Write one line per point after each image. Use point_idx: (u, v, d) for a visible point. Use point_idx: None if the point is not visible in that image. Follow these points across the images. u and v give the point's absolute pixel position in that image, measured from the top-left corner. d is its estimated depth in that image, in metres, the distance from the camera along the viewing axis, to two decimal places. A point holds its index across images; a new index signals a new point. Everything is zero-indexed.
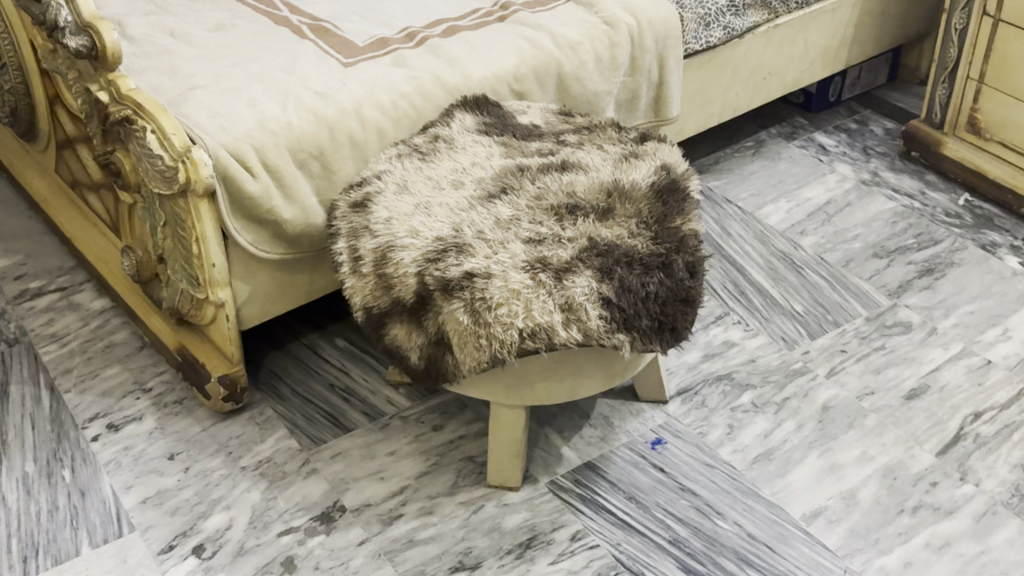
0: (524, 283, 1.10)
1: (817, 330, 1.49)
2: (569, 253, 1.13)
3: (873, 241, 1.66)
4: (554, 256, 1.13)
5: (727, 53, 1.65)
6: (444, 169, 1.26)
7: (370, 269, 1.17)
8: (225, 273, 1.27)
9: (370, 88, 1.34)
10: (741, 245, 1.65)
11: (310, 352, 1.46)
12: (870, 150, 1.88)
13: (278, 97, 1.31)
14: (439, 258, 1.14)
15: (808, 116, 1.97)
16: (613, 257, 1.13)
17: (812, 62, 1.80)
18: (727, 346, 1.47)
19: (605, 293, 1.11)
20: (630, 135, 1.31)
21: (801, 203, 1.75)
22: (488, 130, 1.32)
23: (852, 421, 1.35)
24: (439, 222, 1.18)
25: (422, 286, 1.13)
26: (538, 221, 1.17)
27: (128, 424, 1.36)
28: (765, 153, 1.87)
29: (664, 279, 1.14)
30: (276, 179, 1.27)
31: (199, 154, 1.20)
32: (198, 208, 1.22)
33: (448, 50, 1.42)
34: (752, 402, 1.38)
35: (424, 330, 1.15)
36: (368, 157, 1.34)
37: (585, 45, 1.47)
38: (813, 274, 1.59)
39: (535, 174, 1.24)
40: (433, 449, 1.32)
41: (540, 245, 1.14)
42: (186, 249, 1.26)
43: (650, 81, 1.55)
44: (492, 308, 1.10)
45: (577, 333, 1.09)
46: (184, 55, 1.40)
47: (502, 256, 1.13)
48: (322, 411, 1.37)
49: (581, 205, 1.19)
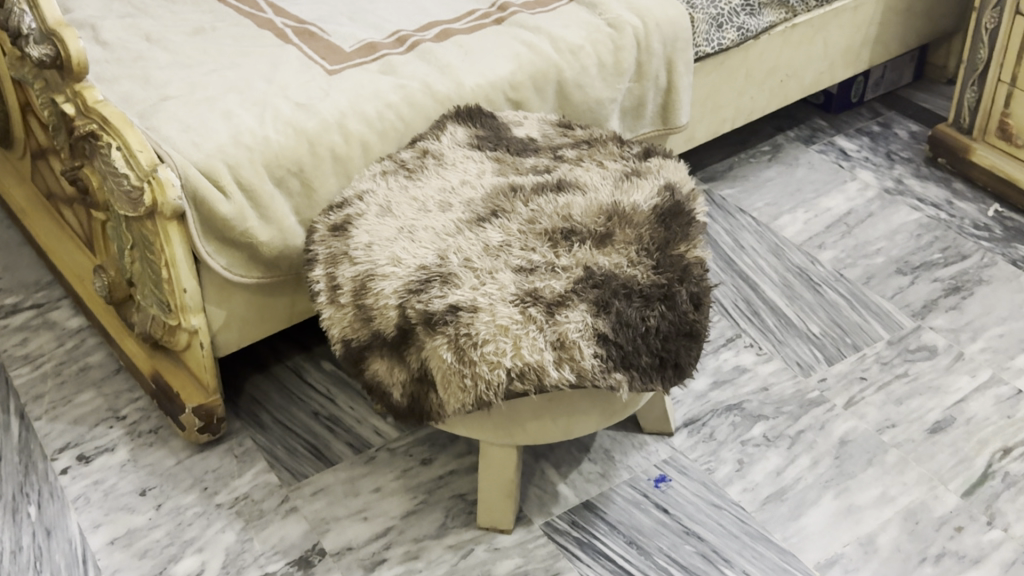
0: (514, 318, 1.02)
1: (834, 354, 1.40)
2: (563, 285, 1.04)
3: (896, 256, 1.56)
4: (547, 288, 1.04)
5: (742, 55, 1.55)
6: (432, 188, 1.17)
7: (349, 299, 1.08)
8: (197, 299, 1.19)
9: (354, 98, 1.26)
10: (754, 260, 1.56)
11: (295, 377, 1.38)
12: (894, 155, 1.78)
13: (255, 110, 1.22)
14: (422, 288, 1.05)
15: (828, 118, 1.87)
16: (610, 289, 1.04)
17: (833, 62, 1.70)
18: (738, 372, 1.37)
19: (601, 329, 1.02)
20: (634, 150, 1.22)
21: (819, 213, 1.65)
22: (480, 144, 1.23)
23: (872, 457, 1.26)
24: (424, 249, 1.09)
25: (404, 320, 1.05)
26: (529, 247, 1.08)
27: (99, 456, 1.28)
28: (782, 158, 1.77)
29: (667, 312, 1.05)
30: (252, 198, 1.18)
31: (166, 172, 1.11)
32: (167, 230, 1.14)
33: (440, 56, 1.33)
34: (763, 435, 1.29)
35: (406, 365, 1.06)
36: (352, 173, 1.25)
37: (587, 49, 1.38)
38: (832, 293, 1.50)
39: (528, 195, 1.15)
40: (421, 485, 1.24)
41: (531, 275, 1.06)
42: (156, 273, 1.18)
43: (658, 86, 1.46)
44: (478, 345, 1.01)
45: (570, 374, 1.00)
46: (160, 62, 1.32)
47: (490, 287, 1.04)
48: (304, 442, 1.29)
49: (578, 230, 1.10)
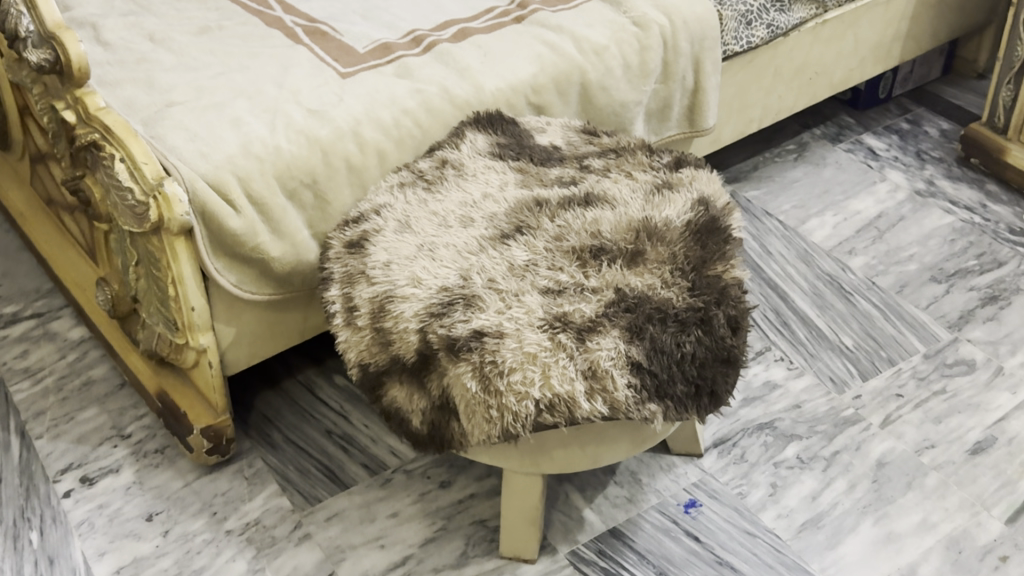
0: (542, 345, 0.96)
1: (869, 369, 1.34)
2: (594, 308, 0.99)
3: (930, 262, 1.50)
4: (577, 311, 0.98)
5: (770, 53, 1.49)
6: (453, 202, 1.11)
7: (366, 322, 1.03)
8: (206, 317, 1.13)
9: (369, 105, 1.19)
10: (782, 266, 1.50)
11: (307, 392, 1.33)
12: (925, 154, 1.71)
13: (265, 118, 1.16)
14: (445, 312, 0.99)
15: (855, 115, 1.81)
16: (643, 313, 0.98)
17: (863, 59, 1.63)
18: (769, 388, 1.32)
19: (635, 356, 0.96)
20: (664, 160, 1.16)
21: (848, 217, 1.59)
22: (502, 154, 1.17)
23: (911, 480, 1.20)
24: (445, 268, 1.03)
25: (425, 345, 0.99)
26: (557, 267, 1.03)
27: (104, 477, 1.23)
28: (808, 157, 1.71)
29: (703, 337, 0.99)
30: (263, 212, 1.12)
31: (172, 186, 1.06)
32: (174, 246, 1.08)
33: (459, 58, 1.27)
34: (797, 457, 1.23)
35: (427, 392, 1.01)
36: (367, 184, 1.19)
37: (612, 50, 1.31)
38: (864, 303, 1.44)
39: (554, 210, 1.09)
40: (440, 511, 1.18)
41: (559, 297, 1.00)
42: (162, 290, 1.12)
43: (684, 87, 1.39)
44: (505, 375, 0.95)
45: (603, 406, 0.95)
46: (164, 64, 1.26)
47: (517, 311, 0.99)
48: (317, 463, 1.24)
49: (608, 248, 1.04)
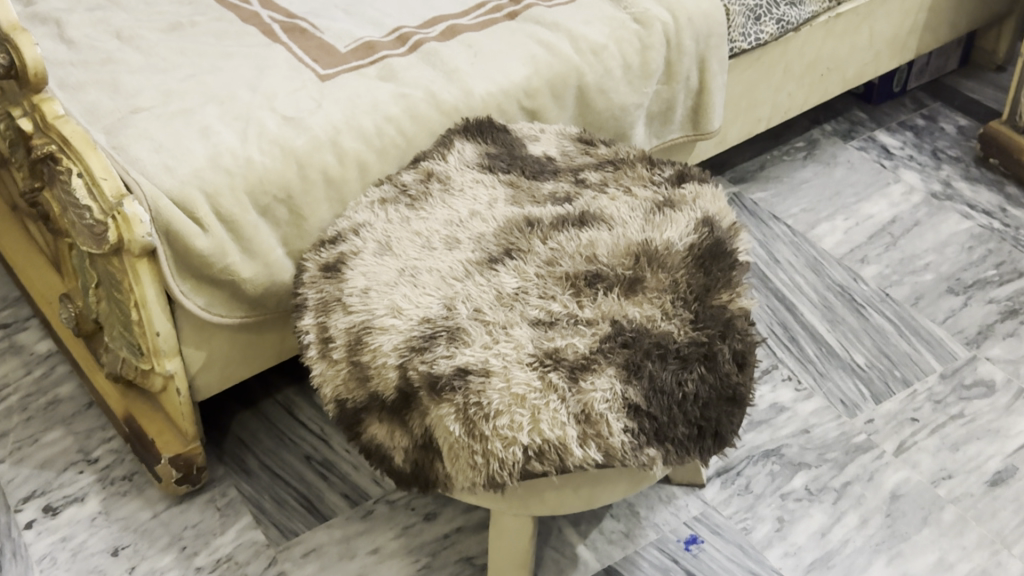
0: (532, 386, 0.88)
1: (882, 391, 1.27)
2: (587, 344, 0.91)
3: (946, 272, 1.42)
4: (570, 347, 0.90)
5: (780, 49, 1.40)
6: (438, 220, 1.03)
7: (342, 355, 0.95)
8: (173, 342, 1.05)
9: (349, 111, 1.11)
10: (790, 276, 1.42)
11: (286, 414, 1.25)
12: (941, 153, 1.63)
13: (237, 127, 1.08)
14: (427, 346, 0.91)
15: (868, 110, 1.72)
16: (642, 349, 0.90)
17: (877, 53, 1.54)
18: (776, 411, 1.24)
19: (633, 398, 0.88)
20: (666, 173, 1.08)
21: (860, 221, 1.51)
22: (492, 165, 1.09)
23: (927, 515, 1.13)
24: (428, 296, 0.95)
25: (405, 382, 0.91)
26: (549, 295, 0.95)
27: (68, 507, 1.16)
28: (818, 156, 1.62)
29: (707, 374, 0.91)
30: (233, 230, 1.04)
31: (132, 205, 0.97)
32: (136, 269, 1.00)
33: (446, 58, 1.18)
34: (805, 488, 1.16)
35: (407, 432, 0.93)
36: (347, 198, 1.11)
37: (611, 49, 1.23)
38: (877, 317, 1.36)
39: (546, 231, 1.01)
40: (424, 546, 1.11)
41: (550, 330, 0.92)
42: (125, 314, 1.04)
43: (688, 88, 1.31)
44: (491, 418, 0.88)
45: (597, 452, 0.87)
46: (131, 65, 1.17)
47: (504, 346, 0.91)
48: (295, 493, 1.17)
49: (604, 274, 0.96)
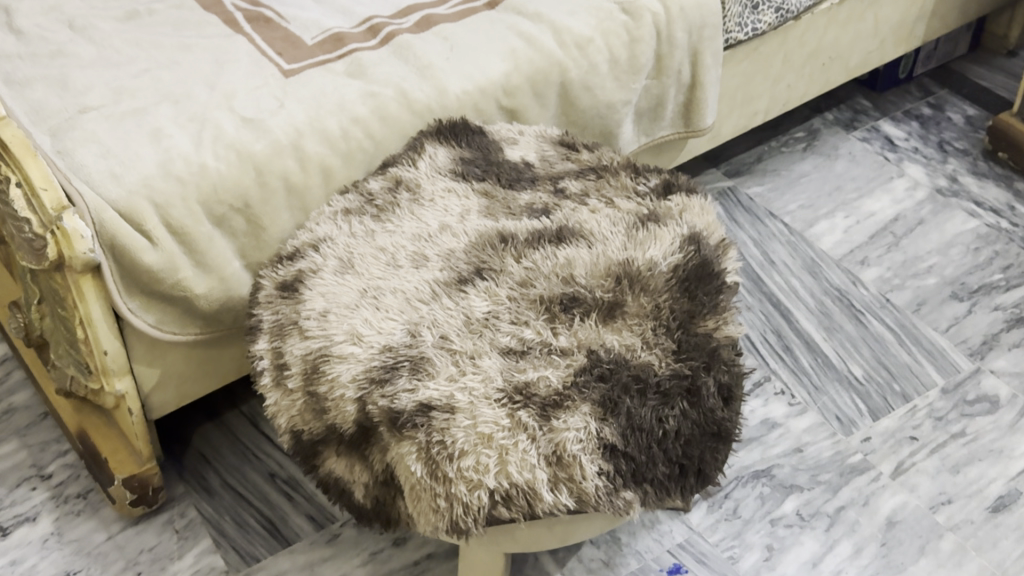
0: (499, 424, 0.81)
1: (880, 406, 1.20)
2: (561, 377, 0.84)
3: (950, 275, 1.35)
4: (542, 380, 0.84)
5: (779, 39, 1.31)
6: (404, 234, 0.95)
7: (298, 385, 0.88)
8: (122, 361, 0.98)
9: (313, 112, 1.04)
10: (786, 279, 1.35)
11: (251, 426, 1.19)
12: (948, 145, 1.55)
13: (191, 130, 1.01)
14: (388, 378, 0.85)
15: (872, 97, 1.64)
16: (620, 383, 0.84)
17: (882, 41, 1.46)
18: (767, 427, 1.18)
19: (609, 437, 0.81)
20: (651, 183, 1.00)
21: (861, 219, 1.43)
22: (465, 172, 1.02)
23: (925, 544, 1.07)
24: (391, 321, 0.88)
25: (365, 417, 0.85)
26: (521, 320, 0.88)
27: (18, 527, 1.10)
28: (818, 148, 1.54)
29: (689, 410, 0.84)
30: (186, 243, 0.97)
31: (72, 219, 0.89)
32: (80, 286, 0.92)
33: (419, 52, 1.10)
34: (797, 513, 1.10)
35: (368, 467, 0.87)
36: (310, 205, 1.04)
37: (597, 42, 1.15)
38: (876, 324, 1.29)
39: (520, 248, 0.93)
40: (392, 574, 1.05)
41: (521, 361, 0.85)
42: (70, 331, 0.97)
43: (680, 83, 1.23)
44: (455, 459, 0.81)
45: (569, 498, 0.81)
46: (82, 58, 1.10)
47: (471, 379, 0.84)
48: (257, 514, 1.10)
49: (581, 298, 0.89)
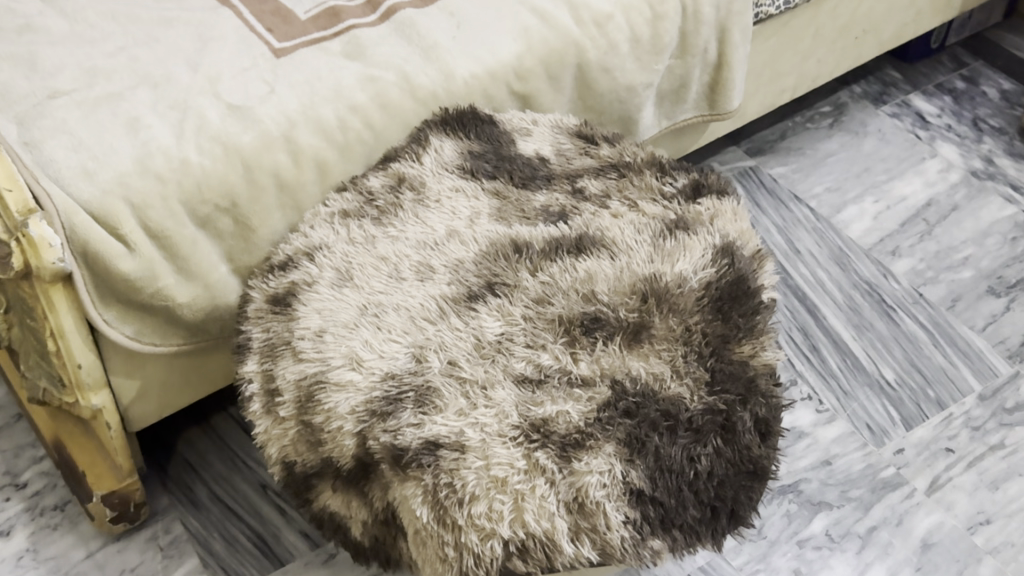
0: (514, 466, 0.73)
1: (913, 414, 1.12)
2: (582, 413, 0.75)
3: (987, 268, 1.27)
4: (561, 416, 0.75)
5: (812, 12, 1.22)
6: (407, 243, 0.87)
7: (291, 413, 0.80)
8: (98, 374, 0.90)
9: (306, 98, 0.94)
10: (812, 271, 1.26)
11: (240, 431, 1.11)
12: (982, 123, 1.46)
13: (172, 119, 0.91)
14: (390, 410, 0.76)
15: (902, 69, 1.55)
16: (648, 420, 0.75)
17: (918, 12, 1.36)
18: (794, 437, 1.10)
19: (635, 482, 0.74)
20: (679, 183, 0.92)
21: (892, 204, 1.35)
22: (475, 169, 0.93)
23: (963, 569, 1.00)
24: (395, 344, 0.80)
25: (365, 452, 0.76)
26: (538, 344, 0.79)
27: None
28: (845, 124, 1.46)
29: (724, 448, 0.76)
30: (166, 247, 0.88)
31: (40, 224, 0.80)
32: (50, 296, 0.83)
33: (423, 31, 1.00)
34: (826, 532, 1.02)
35: (368, 504, 0.79)
36: (303, 203, 0.95)
37: (618, 19, 1.05)
38: (909, 322, 1.21)
39: (535, 260, 0.85)
40: None
41: (538, 392, 0.77)
42: (39, 342, 0.88)
43: (705, 62, 1.13)
44: (465, 505, 0.73)
45: (591, 550, 0.73)
46: (52, 33, 0.99)
47: (483, 414, 0.75)
48: (248, 531, 1.03)
49: (604, 319, 0.81)
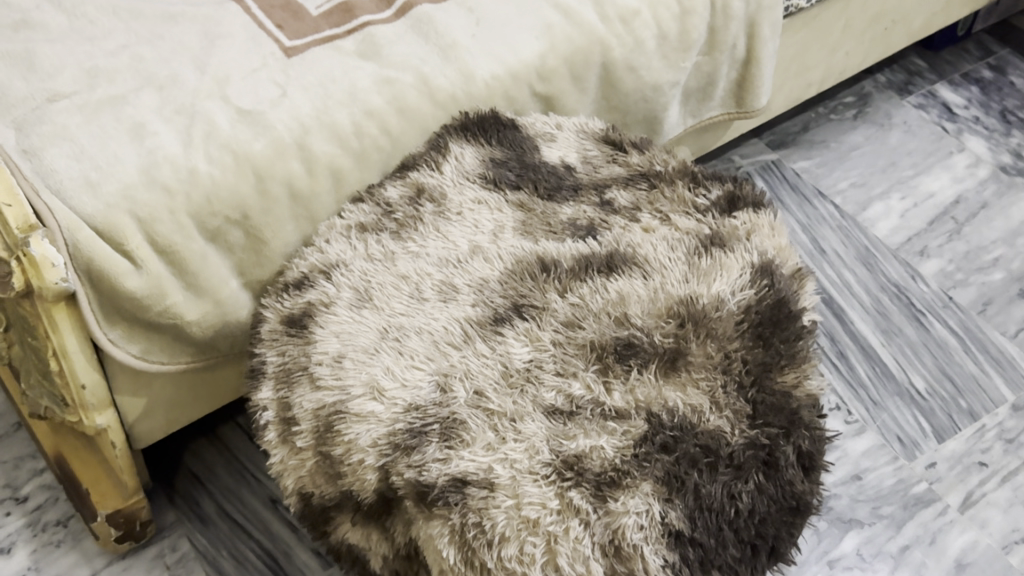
0: (547, 507, 0.69)
1: (945, 425, 1.09)
2: (617, 448, 0.71)
3: (1018, 270, 1.23)
4: (595, 452, 0.71)
5: (842, 5, 1.16)
6: (429, 261, 0.82)
7: (309, 444, 0.77)
8: (103, 394, 0.86)
9: (320, 103, 0.89)
10: (838, 272, 1.22)
11: (248, 442, 1.07)
12: (1010, 115, 1.43)
13: (179, 125, 0.86)
14: (415, 444, 0.72)
15: (927, 58, 1.51)
16: (687, 456, 0.71)
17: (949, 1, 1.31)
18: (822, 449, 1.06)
19: (675, 522, 0.70)
20: (713, 195, 0.87)
21: (919, 201, 1.31)
22: (498, 179, 0.89)
23: None
24: (419, 372, 0.75)
25: (387, 487, 0.73)
26: (569, 372, 0.75)
27: None
28: (870, 115, 1.42)
29: (766, 484, 0.73)
30: (174, 263, 0.83)
31: (41, 243, 0.75)
32: (53, 316, 0.79)
33: (441, 28, 0.95)
34: (857, 552, 0.98)
35: (389, 539, 0.75)
36: (318, 214, 0.91)
37: (644, 15, 1.00)
38: (938, 327, 1.17)
39: (564, 280, 0.80)
40: None
41: (570, 424, 0.73)
42: (41, 361, 0.84)
43: (733, 59, 1.09)
44: (494, 547, 0.68)
45: None
46: (50, 29, 0.94)
47: (514, 449, 0.71)
48: (257, 549, 0.99)
49: (638, 345, 0.76)
